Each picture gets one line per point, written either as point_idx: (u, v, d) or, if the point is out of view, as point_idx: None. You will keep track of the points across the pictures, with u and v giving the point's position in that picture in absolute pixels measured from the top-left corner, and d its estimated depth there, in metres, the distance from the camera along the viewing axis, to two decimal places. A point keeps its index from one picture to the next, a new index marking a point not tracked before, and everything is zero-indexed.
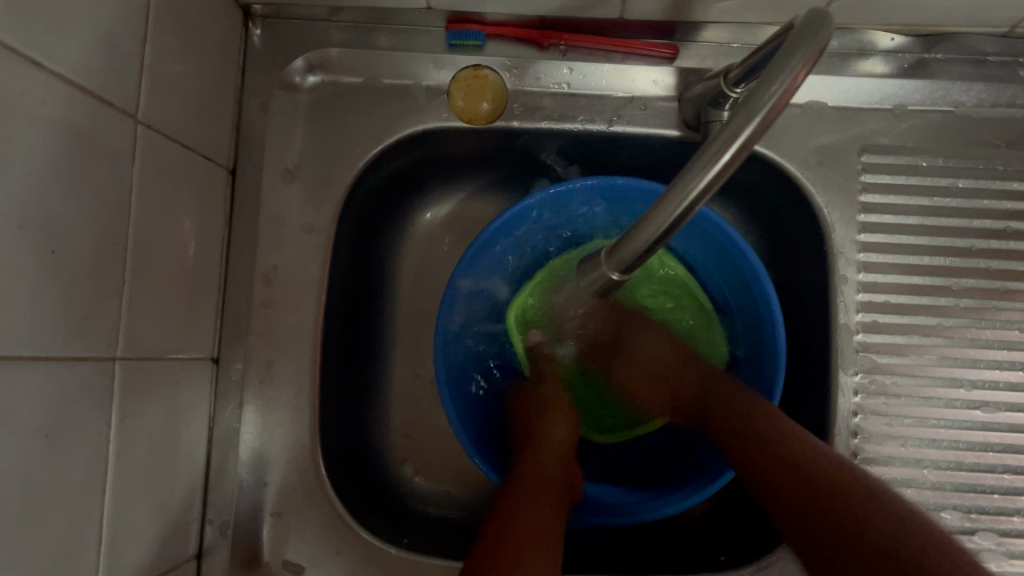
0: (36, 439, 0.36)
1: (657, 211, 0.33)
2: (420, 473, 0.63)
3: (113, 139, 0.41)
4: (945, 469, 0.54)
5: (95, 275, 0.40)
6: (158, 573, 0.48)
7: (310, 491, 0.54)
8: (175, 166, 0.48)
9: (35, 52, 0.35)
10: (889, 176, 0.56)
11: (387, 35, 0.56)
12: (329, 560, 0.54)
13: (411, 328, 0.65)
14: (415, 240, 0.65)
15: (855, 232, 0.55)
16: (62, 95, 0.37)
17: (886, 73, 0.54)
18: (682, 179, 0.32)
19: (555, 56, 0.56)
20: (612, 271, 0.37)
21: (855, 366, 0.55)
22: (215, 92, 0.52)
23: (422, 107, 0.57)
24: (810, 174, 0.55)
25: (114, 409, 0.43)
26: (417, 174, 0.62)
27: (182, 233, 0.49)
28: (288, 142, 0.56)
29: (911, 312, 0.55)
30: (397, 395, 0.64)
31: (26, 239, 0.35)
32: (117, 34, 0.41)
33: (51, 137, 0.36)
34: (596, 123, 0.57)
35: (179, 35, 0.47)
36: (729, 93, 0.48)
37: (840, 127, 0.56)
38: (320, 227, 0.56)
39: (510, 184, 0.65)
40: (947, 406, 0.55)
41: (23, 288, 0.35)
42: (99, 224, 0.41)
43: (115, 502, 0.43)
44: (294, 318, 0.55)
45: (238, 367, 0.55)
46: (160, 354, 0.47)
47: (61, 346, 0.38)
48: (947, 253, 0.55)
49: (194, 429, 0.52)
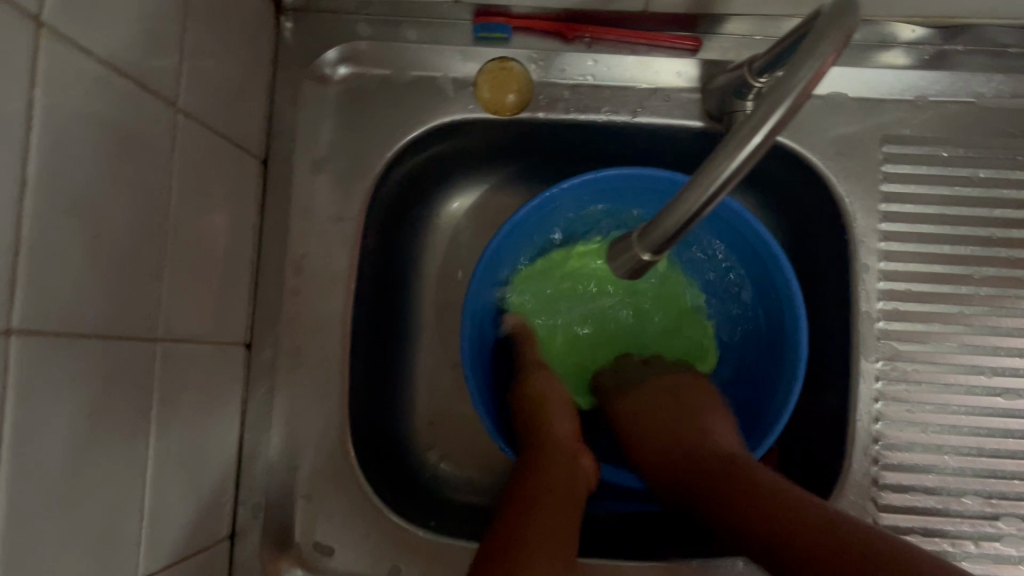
0: (85, 414, 0.38)
1: (688, 193, 0.34)
2: (446, 460, 0.64)
3: (154, 128, 0.42)
4: (965, 455, 0.55)
5: (137, 257, 0.42)
6: (194, 552, 0.50)
7: (339, 474, 0.56)
8: (211, 155, 0.49)
9: (86, 41, 0.36)
10: (910, 165, 0.57)
11: (414, 28, 0.57)
12: (358, 542, 0.55)
13: (436, 318, 0.66)
14: (439, 231, 0.66)
15: (876, 221, 0.56)
16: (109, 83, 0.38)
17: (908, 64, 0.55)
18: (714, 160, 0.33)
19: (580, 49, 0.57)
20: (643, 253, 0.37)
21: (875, 353, 0.56)
22: (248, 83, 0.53)
23: (448, 99, 0.58)
24: (832, 164, 0.56)
25: (154, 390, 0.44)
26: (442, 166, 0.63)
27: (216, 220, 0.50)
28: (318, 133, 0.58)
29: (932, 300, 0.56)
30: (423, 383, 0.65)
31: (77, 220, 0.36)
32: (158, 25, 0.42)
33: (99, 123, 0.37)
34: (620, 114, 0.58)
35: (216, 27, 0.48)
36: (754, 82, 0.49)
37: (861, 117, 0.56)
38: (349, 217, 0.57)
39: (533, 175, 0.66)
40: (968, 392, 0.55)
41: (75, 268, 0.36)
42: (141, 209, 0.42)
43: (154, 480, 0.45)
44: (324, 305, 0.57)
45: (269, 353, 0.56)
46: (195, 339, 0.49)
47: (106, 325, 0.39)
48: (968, 242, 0.56)
49: (227, 413, 0.53)
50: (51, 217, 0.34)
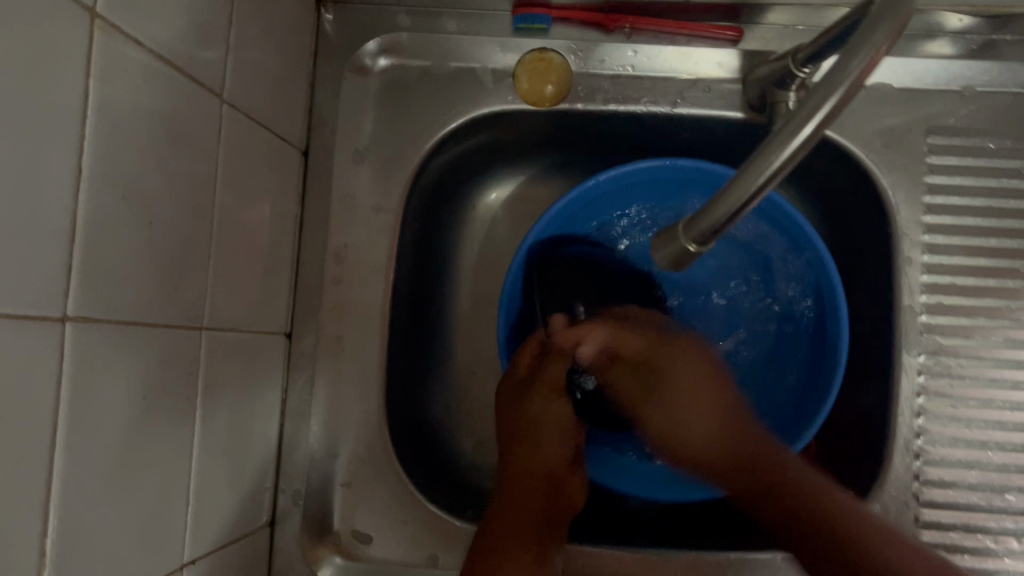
0: (135, 399, 0.38)
1: (737, 183, 0.34)
2: (482, 450, 0.64)
3: (200, 118, 0.43)
4: (1009, 451, 0.54)
5: (184, 246, 0.42)
6: (235, 539, 0.50)
7: (378, 462, 0.56)
8: (254, 145, 0.49)
9: (138, 32, 0.37)
10: (955, 157, 0.56)
11: (454, 19, 0.57)
12: (397, 531, 0.55)
13: (473, 309, 0.66)
14: (477, 223, 0.67)
15: (920, 213, 0.55)
16: (159, 74, 0.39)
17: (954, 54, 0.54)
18: (764, 150, 0.33)
19: (619, 39, 0.57)
20: (688, 244, 0.37)
21: (918, 347, 0.55)
22: (290, 74, 0.54)
23: (488, 90, 0.58)
24: (875, 156, 0.55)
25: (199, 379, 0.44)
26: (481, 158, 0.63)
27: (259, 210, 0.51)
28: (357, 124, 0.58)
29: (976, 294, 0.55)
30: (459, 374, 0.65)
31: (129, 208, 0.37)
32: (205, 16, 0.42)
33: (148, 114, 0.38)
34: (659, 104, 0.57)
35: (260, 18, 0.49)
36: (797, 72, 0.49)
37: (906, 108, 0.56)
38: (388, 208, 0.57)
39: (570, 167, 0.66)
40: (1013, 387, 0.55)
41: (127, 255, 0.37)
42: (189, 199, 0.42)
43: (200, 468, 0.45)
44: (364, 295, 0.57)
45: (309, 342, 0.56)
46: (239, 327, 0.49)
47: (155, 313, 0.39)
48: (1014, 235, 0.55)
49: (269, 402, 0.54)
50: (104, 206, 0.35)
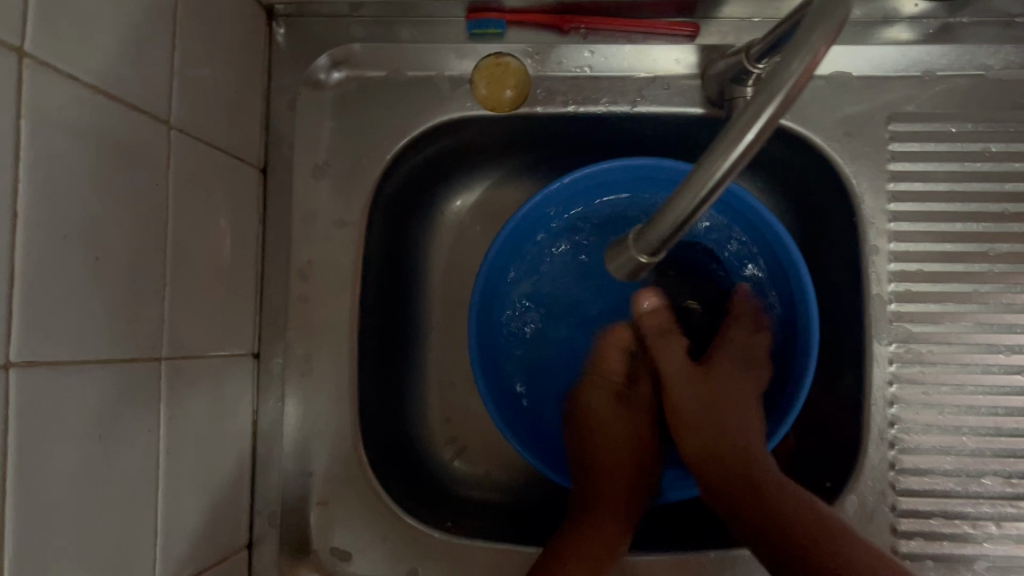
0: (90, 438, 0.38)
1: (683, 192, 0.33)
2: (460, 458, 0.64)
3: (146, 146, 0.42)
4: (983, 436, 0.54)
5: (137, 277, 0.42)
6: (211, 564, 0.50)
7: (353, 478, 0.56)
8: (208, 168, 0.49)
9: (72, 65, 0.36)
10: (917, 143, 0.55)
11: (409, 27, 0.57)
12: (375, 546, 0.55)
13: (444, 317, 0.66)
14: (444, 230, 0.66)
15: (884, 201, 0.55)
16: (97, 106, 0.38)
17: (913, 39, 0.54)
18: (705, 159, 0.31)
19: (575, 40, 0.56)
20: (640, 254, 0.36)
21: (888, 336, 0.55)
22: (243, 92, 0.53)
23: (445, 97, 0.57)
24: (838, 146, 0.55)
25: (161, 409, 0.44)
26: (444, 165, 0.63)
27: (220, 235, 0.51)
28: (316, 139, 0.57)
29: (944, 280, 0.55)
30: (434, 382, 0.65)
31: (73, 247, 0.36)
32: (144, 43, 0.42)
33: (88, 148, 0.37)
34: (619, 104, 0.57)
35: (207, 38, 0.48)
36: (751, 68, 0.48)
37: (867, 96, 0.55)
38: (351, 222, 0.57)
39: (537, 169, 0.66)
40: (984, 371, 0.54)
41: (72, 295, 0.36)
42: (140, 229, 0.42)
43: (168, 498, 0.45)
44: (330, 310, 0.56)
45: (278, 361, 0.56)
46: (204, 352, 0.49)
47: (109, 348, 0.39)
48: (979, 219, 0.55)
49: (239, 424, 0.53)
50: (45, 247, 0.34)
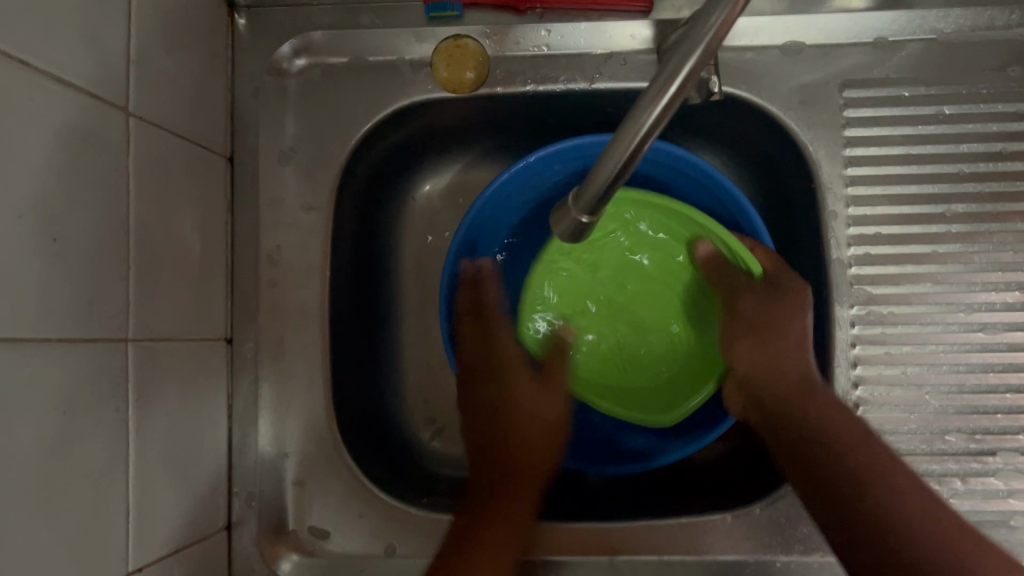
0: (54, 415, 0.39)
1: (614, 147, 0.34)
2: (437, 438, 0.65)
3: (104, 131, 0.43)
4: (946, 393, 0.55)
5: (98, 259, 0.43)
6: (187, 544, 0.51)
7: (328, 458, 0.56)
8: (171, 155, 0.50)
9: (24, 51, 0.37)
10: (872, 109, 0.56)
11: (369, 14, 0.58)
12: (351, 523, 0.56)
13: (418, 300, 0.67)
14: (415, 214, 0.67)
15: (841, 166, 0.56)
16: (52, 93, 0.39)
17: (866, 7, 0.55)
18: (632, 112, 0.32)
19: (532, 19, 0.57)
20: (580, 214, 0.38)
21: (850, 299, 0.55)
22: (206, 81, 0.54)
23: (408, 80, 0.58)
24: (794, 114, 0.56)
25: (129, 389, 0.45)
26: (412, 150, 0.64)
27: (187, 221, 0.52)
28: (282, 126, 0.58)
29: (903, 241, 0.56)
30: (410, 365, 0.66)
31: (29, 227, 0.37)
32: (99, 30, 0.43)
33: (45, 132, 0.38)
34: (577, 82, 0.58)
35: (166, 28, 0.49)
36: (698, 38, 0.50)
37: (821, 64, 0.56)
38: (318, 207, 0.58)
39: (504, 151, 0.67)
40: (946, 330, 0.55)
41: (29, 275, 0.37)
42: (100, 212, 0.43)
43: (139, 477, 0.46)
44: (301, 294, 0.57)
45: (250, 345, 0.57)
46: (172, 335, 0.50)
47: (72, 329, 0.40)
48: (935, 181, 0.56)
49: (213, 407, 0.54)
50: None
